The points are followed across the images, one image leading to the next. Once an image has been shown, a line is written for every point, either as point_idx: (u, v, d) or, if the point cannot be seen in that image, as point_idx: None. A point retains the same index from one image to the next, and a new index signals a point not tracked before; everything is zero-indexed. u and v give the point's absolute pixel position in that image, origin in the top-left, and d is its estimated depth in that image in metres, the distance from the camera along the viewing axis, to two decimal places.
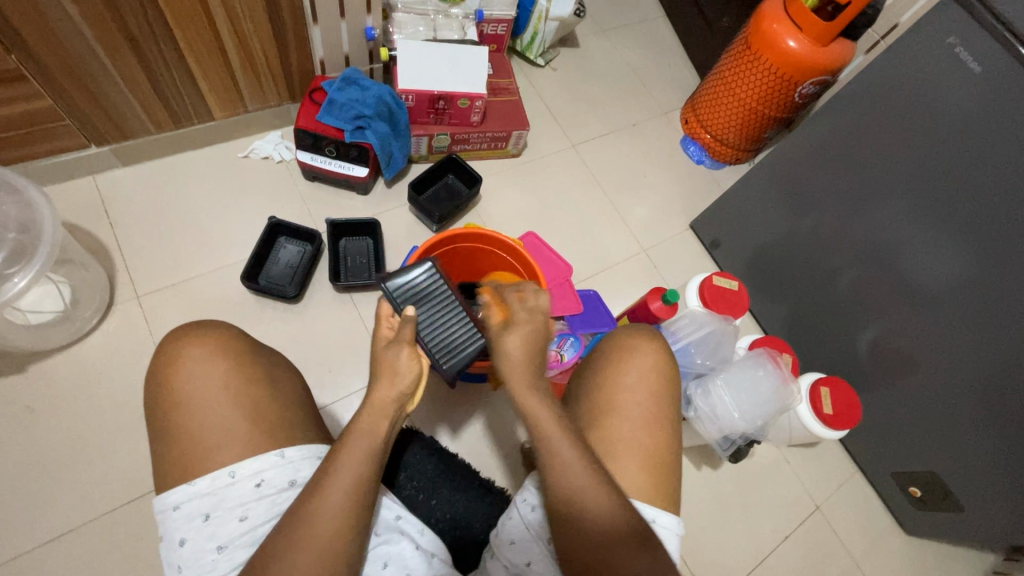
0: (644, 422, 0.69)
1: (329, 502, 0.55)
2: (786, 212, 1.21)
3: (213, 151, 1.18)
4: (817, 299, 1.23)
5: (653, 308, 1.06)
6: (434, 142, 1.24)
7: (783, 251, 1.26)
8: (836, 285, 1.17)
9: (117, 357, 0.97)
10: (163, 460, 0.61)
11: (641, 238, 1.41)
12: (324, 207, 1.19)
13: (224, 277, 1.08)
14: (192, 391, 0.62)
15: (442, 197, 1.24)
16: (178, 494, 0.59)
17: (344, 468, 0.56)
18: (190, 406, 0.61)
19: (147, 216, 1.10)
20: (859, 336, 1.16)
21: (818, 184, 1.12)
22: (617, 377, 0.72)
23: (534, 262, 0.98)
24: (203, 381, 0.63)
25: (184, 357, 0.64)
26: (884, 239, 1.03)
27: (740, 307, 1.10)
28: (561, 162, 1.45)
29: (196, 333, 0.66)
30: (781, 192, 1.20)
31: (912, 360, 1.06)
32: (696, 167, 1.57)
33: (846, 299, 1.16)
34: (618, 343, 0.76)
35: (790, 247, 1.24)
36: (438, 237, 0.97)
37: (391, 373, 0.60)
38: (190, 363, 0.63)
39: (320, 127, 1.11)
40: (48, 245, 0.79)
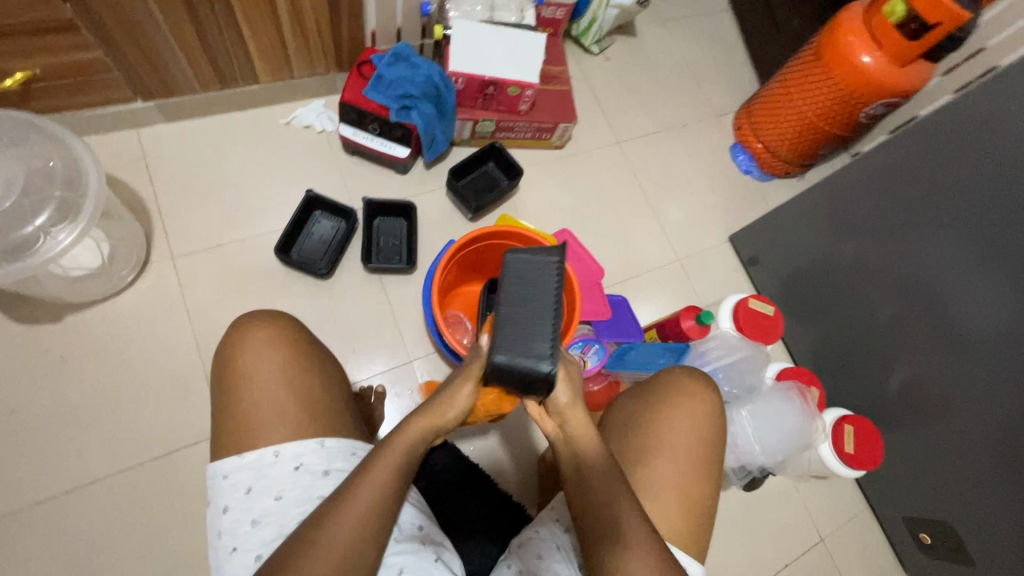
0: (688, 465, 0.70)
1: (360, 500, 0.57)
2: (831, 237, 1.18)
3: (255, 115, 1.16)
4: (851, 331, 1.19)
5: (684, 327, 1.02)
6: (478, 127, 1.20)
7: (824, 277, 1.22)
8: (873, 320, 1.14)
9: (149, 315, 0.99)
10: (220, 432, 0.65)
11: (677, 246, 1.38)
12: (360, 183, 1.17)
13: (258, 246, 1.08)
14: (255, 375, 0.65)
15: (480, 186, 1.21)
16: (228, 464, 0.63)
17: (370, 481, 0.58)
18: (248, 387, 0.65)
19: (186, 176, 1.09)
20: (889, 375, 1.13)
21: (872, 215, 1.08)
22: (666, 417, 0.72)
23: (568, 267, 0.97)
24: (265, 366, 0.66)
25: (251, 342, 0.67)
26: (932, 280, 1.00)
27: (773, 333, 1.07)
28: (604, 157, 1.41)
29: (265, 321, 0.70)
30: (832, 219, 1.17)
31: (944, 408, 1.03)
32: (742, 177, 1.51)
33: (882, 336, 1.13)
34: (672, 382, 0.76)
35: (831, 274, 1.20)
36: (476, 232, 0.97)
37: (449, 403, 0.64)
38: (256, 348, 0.67)
39: (364, 103, 1.07)
40: (95, 200, 0.79)
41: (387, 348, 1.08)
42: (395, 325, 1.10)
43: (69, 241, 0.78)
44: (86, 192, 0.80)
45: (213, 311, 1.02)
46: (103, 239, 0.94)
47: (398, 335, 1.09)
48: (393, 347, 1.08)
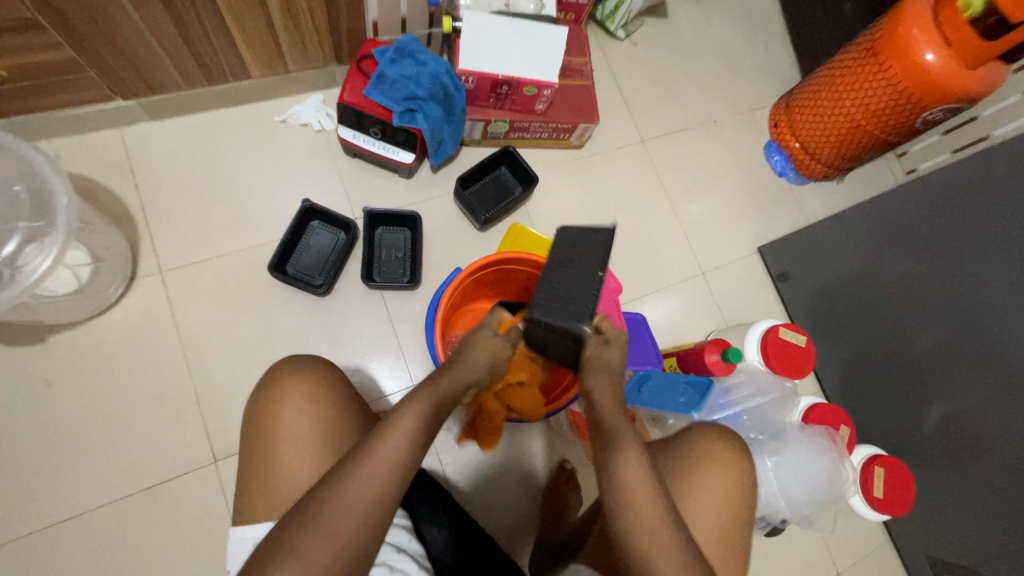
0: (714, 537, 0.65)
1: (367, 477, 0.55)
2: (877, 254, 1.10)
3: (248, 111, 1.07)
4: (885, 357, 1.11)
5: (708, 362, 0.95)
6: (490, 127, 1.10)
7: (861, 298, 1.13)
8: (913, 347, 1.05)
9: (136, 335, 0.93)
10: (243, 488, 0.61)
11: (701, 258, 1.28)
12: (362, 188, 1.08)
13: (251, 259, 1.00)
14: (294, 433, 0.62)
15: (490, 193, 1.12)
16: (258, 529, 0.58)
17: (392, 440, 0.58)
18: (287, 444, 0.61)
19: (174, 181, 1.01)
20: (926, 410, 1.04)
21: (925, 230, 1.01)
22: (691, 484, 0.66)
23: None
24: (310, 428, 0.62)
25: (290, 394, 0.64)
26: (985, 305, 0.92)
27: (803, 367, 1.00)
28: (626, 158, 1.30)
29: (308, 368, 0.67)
30: (880, 232, 1.10)
31: (986, 452, 0.95)
32: (776, 179, 1.39)
33: (920, 364, 1.04)
34: (695, 446, 0.69)
35: (871, 295, 1.12)
36: (483, 259, 0.89)
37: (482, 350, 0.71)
38: (300, 401, 0.64)
39: (364, 104, 0.96)
40: (65, 213, 0.74)
41: (389, 370, 1.02)
42: (398, 346, 1.03)
43: (47, 264, 0.73)
44: (53, 205, 0.74)
45: (203, 330, 0.96)
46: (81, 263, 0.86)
47: (400, 356, 1.03)
48: (396, 369, 1.02)
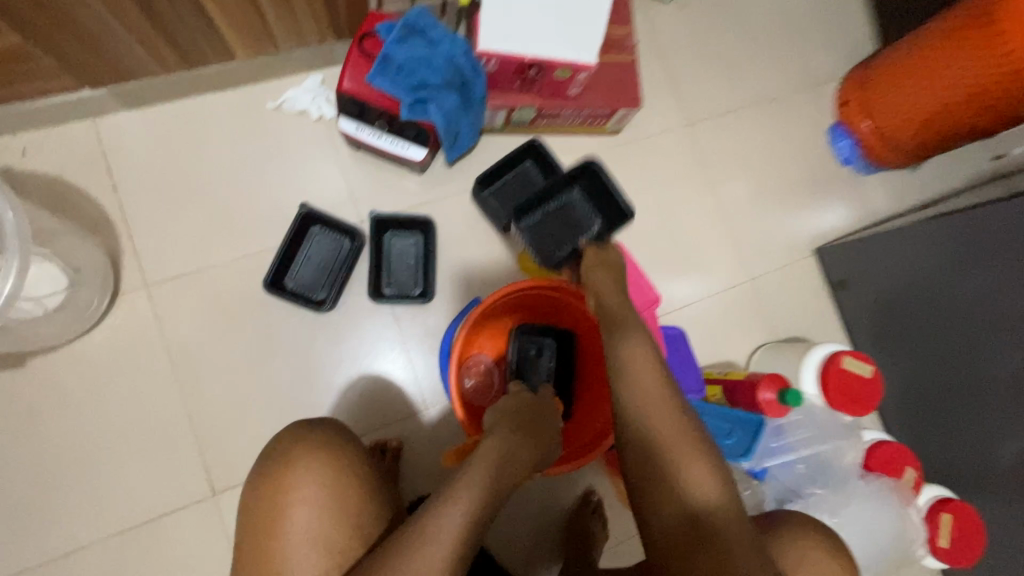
0: None
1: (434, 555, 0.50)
2: (948, 265, 0.93)
3: (237, 96, 0.93)
4: (951, 384, 0.96)
5: (761, 400, 0.83)
6: (514, 114, 0.94)
7: (927, 316, 0.98)
8: (991, 376, 0.90)
9: (123, 357, 0.85)
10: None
11: (748, 261, 1.14)
12: (367, 187, 0.96)
13: (244, 271, 0.90)
14: (314, 531, 0.54)
15: (513, 190, 0.97)
16: None
17: (453, 507, 0.53)
18: (299, 547, 0.53)
19: (157, 181, 0.90)
20: (999, 445, 0.91)
21: (1012, 238, 0.84)
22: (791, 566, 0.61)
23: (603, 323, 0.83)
24: (310, 524, 0.54)
25: (302, 482, 0.55)
26: None
27: (870, 400, 0.87)
28: (667, 145, 1.13)
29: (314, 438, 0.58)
30: (957, 245, 0.92)
31: None
32: (839, 169, 1.21)
33: (998, 396, 0.89)
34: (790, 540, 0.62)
35: (939, 313, 0.96)
36: (506, 288, 0.81)
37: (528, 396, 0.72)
38: (315, 489, 0.55)
39: (368, 93, 0.83)
40: (14, 229, 0.66)
41: (400, 395, 0.91)
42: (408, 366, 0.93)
43: (11, 287, 0.65)
44: None
45: (194, 352, 0.86)
46: (51, 292, 0.78)
47: (412, 378, 0.92)
48: (407, 394, 0.92)
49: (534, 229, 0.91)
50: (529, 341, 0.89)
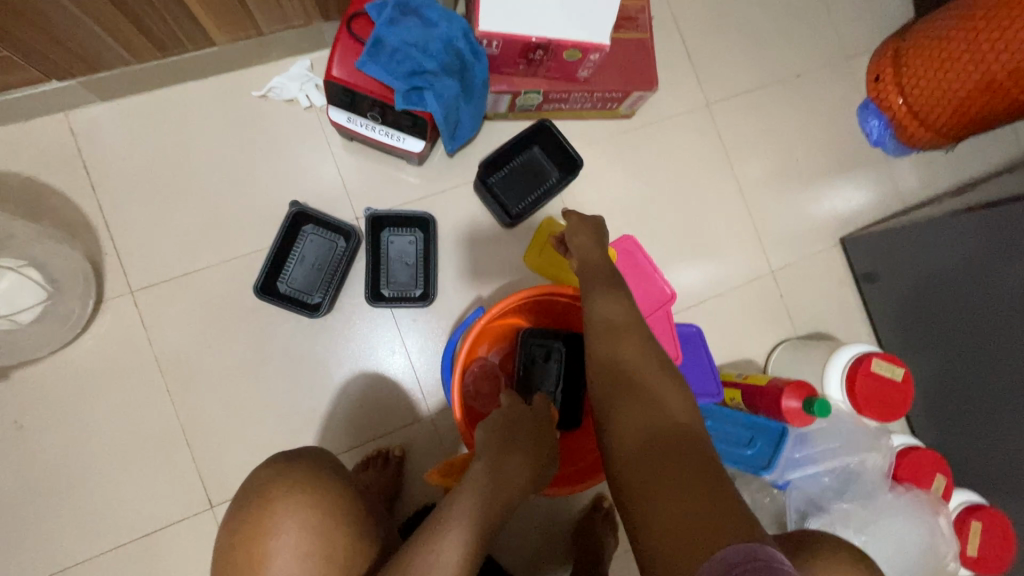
0: None
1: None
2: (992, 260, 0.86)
3: (219, 85, 0.86)
4: (983, 387, 0.90)
5: (783, 408, 0.79)
6: (519, 100, 0.87)
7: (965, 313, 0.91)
8: None
9: (110, 368, 0.81)
10: None
11: (769, 251, 1.07)
12: (362, 181, 0.89)
13: (234, 274, 0.84)
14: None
15: (519, 180, 0.91)
16: None
17: (444, 544, 0.48)
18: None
19: (137, 179, 0.84)
20: None
21: None
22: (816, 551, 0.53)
23: None
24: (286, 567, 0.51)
25: (273, 530, 0.51)
26: None
27: (898, 406, 0.83)
28: (684, 129, 1.05)
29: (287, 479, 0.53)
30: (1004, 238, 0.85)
31: None
32: (869, 151, 1.13)
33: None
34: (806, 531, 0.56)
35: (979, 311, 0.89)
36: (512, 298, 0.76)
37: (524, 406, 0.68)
38: (293, 537, 0.51)
39: (357, 80, 0.75)
40: None
41: (402, 402, 0.87)
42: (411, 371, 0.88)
43: None
44: None
45: (184, 360, 0.82)
46: (27, 307, 0.76)
47: (414, 379, 0.87)
48: (409, 401, 0.87)
49: (505, 186, 0.90)
50: (536, 347, 0.84)
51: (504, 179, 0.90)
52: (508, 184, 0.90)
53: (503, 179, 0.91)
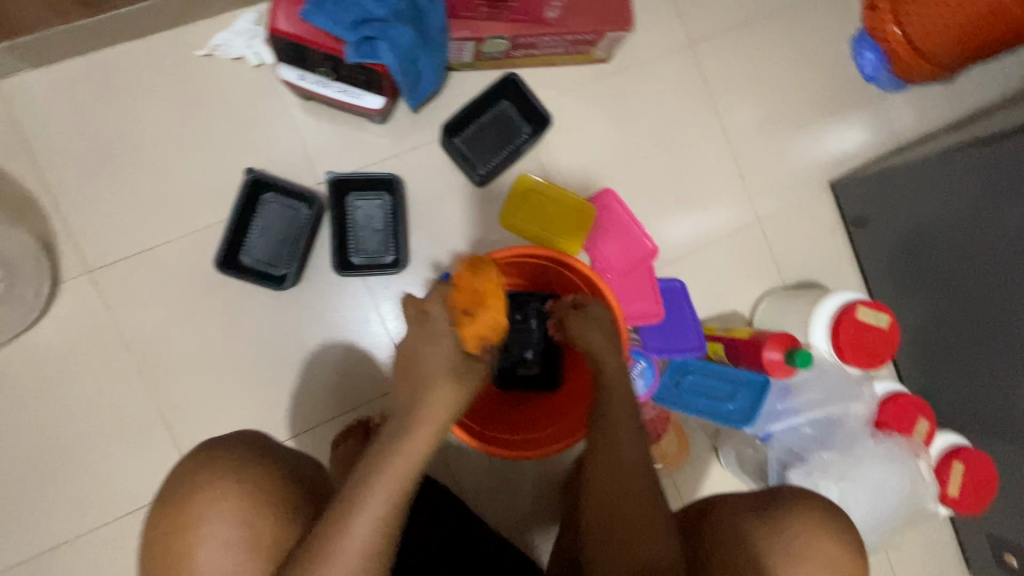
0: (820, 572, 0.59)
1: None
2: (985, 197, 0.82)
3: (160, 45, 0.80)
4: (975, 329, 0.88)
5: (766, 359, 0.77)
6: (484, 46, 0.80)
7: (952, 254, 0.88)
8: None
9: (75, 351, 0.79)
10: None
11: (757, 200, 1.03)
12: (323, 143, 0.84)
13: (195, 248, 0.81)
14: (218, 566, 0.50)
15: (488, 135, 0.86)
16: None
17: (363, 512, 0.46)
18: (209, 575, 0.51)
19: (81, 152, 0.79)
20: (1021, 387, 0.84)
21: None
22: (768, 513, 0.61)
23: (604, 289, 0.73)
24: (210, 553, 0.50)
25: (195, 517, 0.51)
26: None
27: (884, 353, 0.81)
28: (667, 72, 0.99)
29: (224, 464, 0.53)
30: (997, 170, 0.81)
31: None
32: (862, 88, 1.07)
33: None
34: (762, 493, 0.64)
35: (967, 249, 0.86)
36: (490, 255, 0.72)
37: (422, 323, 0.57)
38: (221, 520, 0.51)
39: (305, 33, 0.69)
40: None
41: (379, 371, 0.85)
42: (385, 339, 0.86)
43: None
44: None
45: (151, 339, 0.80)
46: None
47: (388, 348, 0.85)
48: (385, 370, 0.85)
49: (472, 142, 0.86)
50: (515, 309, 0.82)
51: (469, 133, 0.86)
52: (474, 141, 0.86)
53: (468, 134, 0.86)
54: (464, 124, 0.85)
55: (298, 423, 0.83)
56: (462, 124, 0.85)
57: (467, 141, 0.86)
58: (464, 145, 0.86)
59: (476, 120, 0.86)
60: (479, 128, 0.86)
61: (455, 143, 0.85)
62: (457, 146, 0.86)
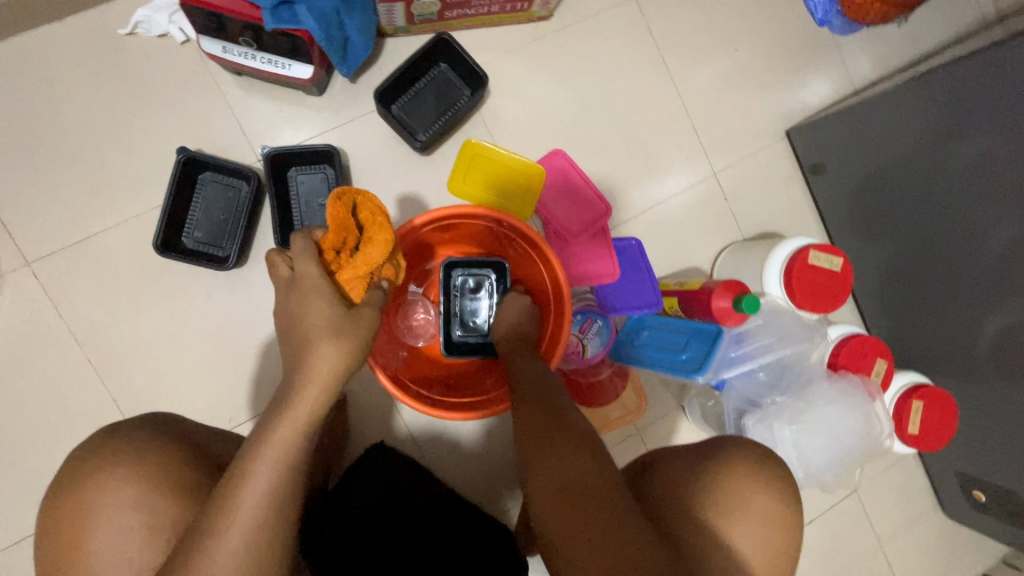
0: (755, 514, 0.60)
1: (224, 562, 0.43)
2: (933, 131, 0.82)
3: (82, 27, 0.78)
4: (933, 267, 0.88)
5: (715, 308, 0.77)
6: (415, 8, 0.78)
7: (905, 192, 0.88)
8: (978, 252, 0.81)
9: (20, 344, 0.78)
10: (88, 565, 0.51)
11: (712, 153, 1.02)
12: (259, 119, 0.83)
13: (135, 233, 0.80)
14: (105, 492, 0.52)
15: (427, 100, 0.85)
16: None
17: (257, 477, 0.45)
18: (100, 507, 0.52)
19: (10, 143, 0.78)
20: (977, 320, 0.85)
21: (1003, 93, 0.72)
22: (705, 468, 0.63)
23: (545, 244, 0.73)
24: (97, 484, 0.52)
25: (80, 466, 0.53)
26: None
27: (835, 296, 0.81)
28: (612, 27, 0.97)
29: (126, 443, 0.53)
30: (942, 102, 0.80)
31: None
32: (815, 32, 1.05)
33: (984, 272, 0.81)
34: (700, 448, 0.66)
35: (917, 184, 0.86)
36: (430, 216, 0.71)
37: (302, 293, 0.51)
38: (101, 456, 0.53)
39: (219, 0, 0.67)
40: None
41: None
42: None
43: None
44: None
45: (98, 328, 0.79)
46: None
47: None
48: None
49: (410, 108, 0.84)
50: (465, 278, 0.82)
51: (406, 100, 0.84)
52: (412, 107, 0.84)
53: (405, 101, 0.84)
54: (401, 90, 0.84)
55: (255, 403, 0.82)
56: (399, 91, 0.84)
57: (404, 107, 0.84)
58: (401, 111, 0.84)
59: (411, 85, 0.84)
60: (415, 94, 0.85)
61: (393, 110, 0.84)
62: (395, 113, 0.84)
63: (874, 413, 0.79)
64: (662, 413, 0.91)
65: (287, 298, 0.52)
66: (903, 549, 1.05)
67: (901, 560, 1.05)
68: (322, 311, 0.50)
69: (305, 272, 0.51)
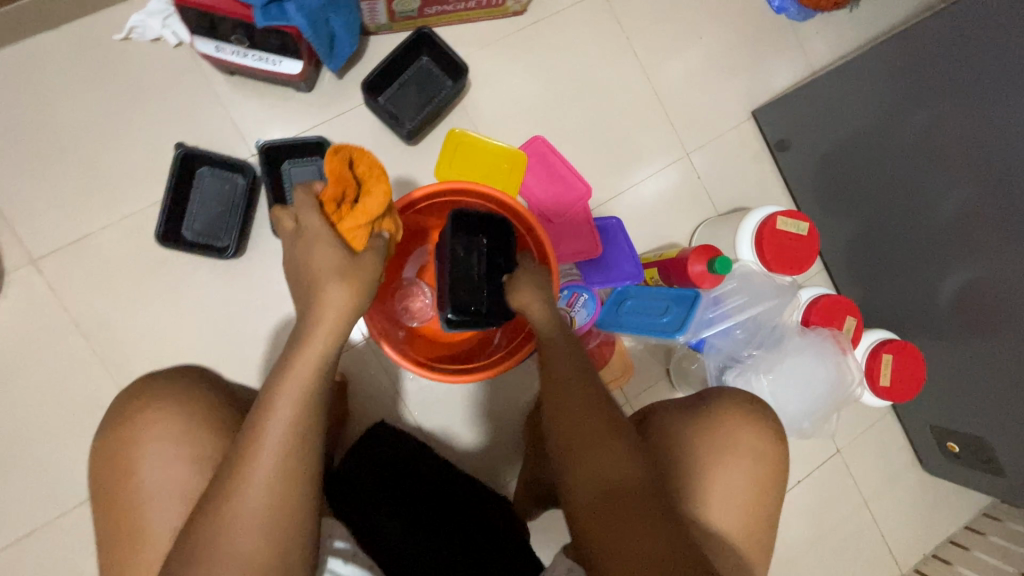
0: (743, 457, 0.64)
1: (253, 491, 0.46)
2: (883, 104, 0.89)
3: (79, 34, 0.82)
4: (894, 229, 0.94)
5: (692, 272, 0.82)
6: (396, 5, 0.83)
7: (862, 161, 0.95)
8: (931, 212, 0.87)
9: (26, 339, 0.80)
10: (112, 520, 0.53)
11: (683, 134, 1.07)
12: (251, 115, 0.87)
13: (136, 228, 0.83)
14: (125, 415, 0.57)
15: (410, 92, 0.90)
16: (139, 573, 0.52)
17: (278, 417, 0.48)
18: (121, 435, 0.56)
19: (11, 146, 0.81)
20: (935, 279, 0.90)
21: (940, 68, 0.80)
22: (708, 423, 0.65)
23: (528, 215, 0.77)
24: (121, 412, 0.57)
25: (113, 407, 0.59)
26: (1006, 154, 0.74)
27: (806, 259, 0.86)
28: (583, 20, 1.03)
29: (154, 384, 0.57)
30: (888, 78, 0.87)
31: (1002, 317, 0.82)
32: (773, 19, 1.12)
33: (937, 231, 0.87)
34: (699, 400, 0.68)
35: (874, 153, 0.92)
36: (425, 190, 0.76)
37: (308, 241, 0.54)
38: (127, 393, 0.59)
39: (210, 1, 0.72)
40: None
41: None
42: None
43: None
44: None
45: (101, 321, 0.82)
46: None
47: None
48: None
49: (395, 99, 0.89)
50: None
51: (391, 91, 0.89)
52: (397, 98, 0.89)
53: (390, 92, 0.89)
54: (386, 82, 0.89)
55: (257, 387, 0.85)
56: (384, 83, 0.89)
57: (389, 98, 0.89)
58: (387, 102, 0.89)
59: (395, 78, 0.90)
60: (400, 85, 0.90)
61: (380, 101, 0.89)
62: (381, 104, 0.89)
63: (846, 364, 0.85)
64: (651, 381, 0.96)
65: (294, 248, 0.55)
66: (887, 505, 1.10)
67: (886, 516, 1.10)
68: (326, 256, 0.53)
69: (309, 222, 0.54)
